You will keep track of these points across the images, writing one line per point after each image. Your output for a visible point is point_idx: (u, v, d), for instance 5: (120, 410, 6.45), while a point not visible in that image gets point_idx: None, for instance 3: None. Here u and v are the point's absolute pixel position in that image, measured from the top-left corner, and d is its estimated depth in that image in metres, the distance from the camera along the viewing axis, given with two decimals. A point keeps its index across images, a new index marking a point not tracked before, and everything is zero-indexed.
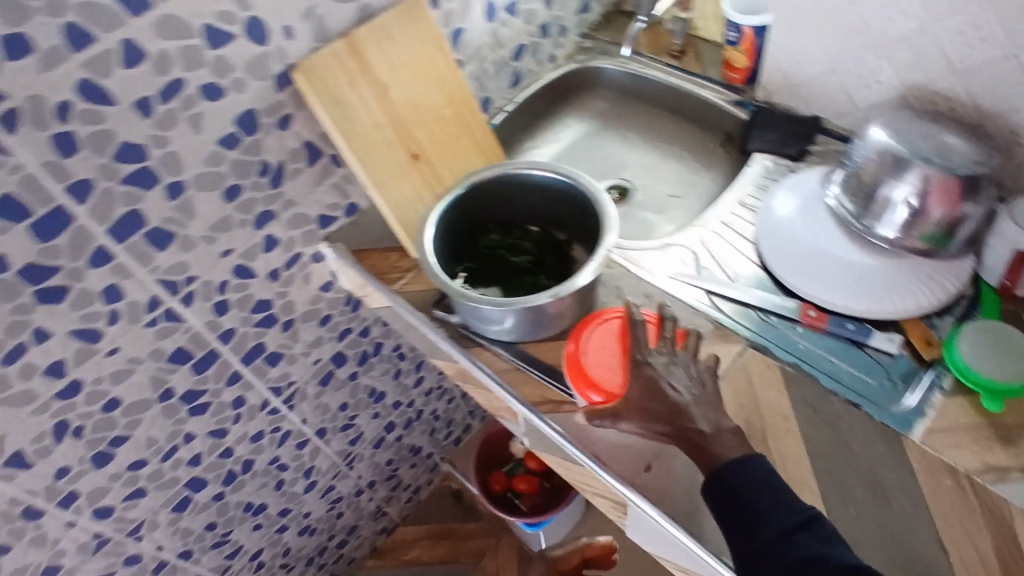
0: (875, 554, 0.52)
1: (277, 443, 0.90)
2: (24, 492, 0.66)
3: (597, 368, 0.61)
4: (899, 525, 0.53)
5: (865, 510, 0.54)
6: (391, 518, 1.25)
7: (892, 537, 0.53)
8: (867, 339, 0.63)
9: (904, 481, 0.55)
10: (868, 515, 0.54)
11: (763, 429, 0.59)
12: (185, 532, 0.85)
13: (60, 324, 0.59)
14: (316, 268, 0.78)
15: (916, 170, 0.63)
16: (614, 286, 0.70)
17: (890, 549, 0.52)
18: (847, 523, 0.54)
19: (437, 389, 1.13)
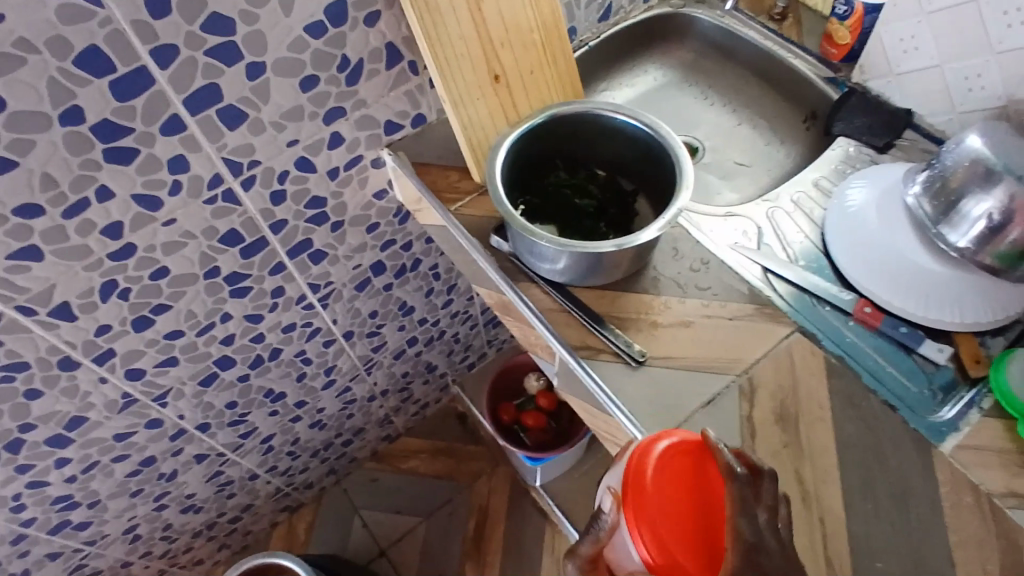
0: (883, 555, 0.54)
1: (305, 338, 0.91)
2: (63, 342, 0.67)
3: (667, 522, 0.46)
4: (913, 533, 0.54)
5: (882, 511, 0.55)
6: (397, 427, 1.29)
7: (903, 542, 0.54)
8: (917, 345, 0.62)
9: (927, 492, 0.56)
10: (884, 518, 0.55)
11: (796, 414, 0.59)
12: (207, 406, 0.88)
13: (124, 185, 0.60)
14: (374, 174, 0.77)
15: (1004, 185, 0.61)
16: (672, 245, 0.69)
17: (898, 553, 0.54)
18: (863, 521, 0.55)
19: (463, 313, 1.13)
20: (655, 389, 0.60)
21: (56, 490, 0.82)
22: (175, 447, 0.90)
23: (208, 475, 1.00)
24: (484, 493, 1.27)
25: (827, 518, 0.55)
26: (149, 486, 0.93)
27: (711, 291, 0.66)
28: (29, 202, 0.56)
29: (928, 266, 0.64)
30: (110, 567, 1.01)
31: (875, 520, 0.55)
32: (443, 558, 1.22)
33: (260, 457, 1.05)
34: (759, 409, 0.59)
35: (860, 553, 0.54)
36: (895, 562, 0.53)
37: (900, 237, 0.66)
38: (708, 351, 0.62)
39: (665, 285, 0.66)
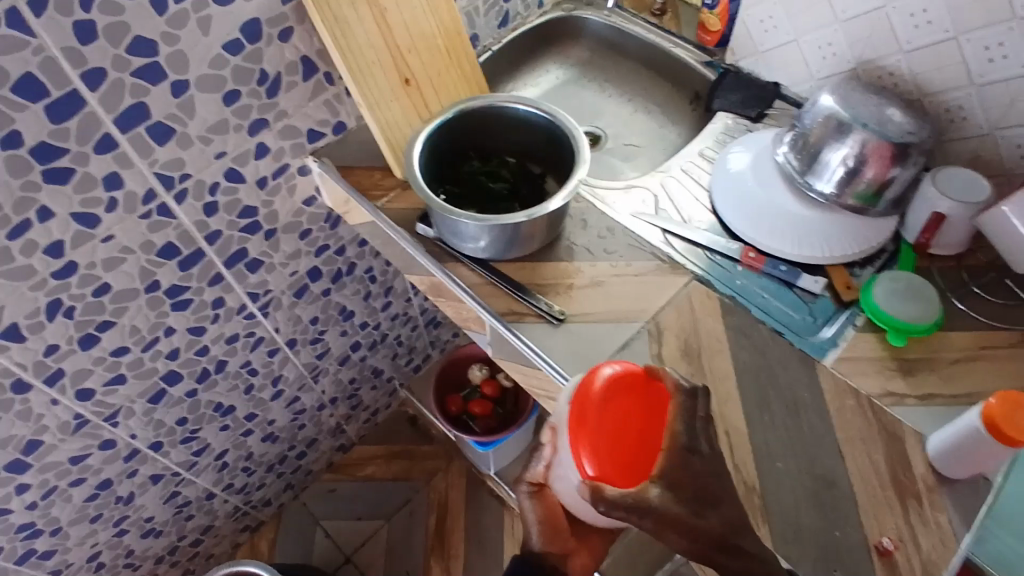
0: (784, 455, 0.62)
1: (250, 348, 0.95)
2: (14, 365, 0.70)
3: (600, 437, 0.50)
4: (807, 436, 0.63)
5: (779, 420, 0.64)
6: (350, 436, 1.32)
7: (799, 442, 0.62)
8: (796, 280, 0.72)
9: (815, 401, 0.65)
10: (782, 426, 0.63)
11: (699, 348, 0.67)
12: (158, 423, 0.90)
13: (63, 205, 0.63)
14: (301, 181, 0.82)
15: (856, 134, 0.71)
16: (581, 218, 0.76)
17: (794, 451, 0.62)
18: (763, 430, 0.63)
19: (403, 315, 1.18)
20: (576, 342, 0.67)
21: (17, 519, 0.83)
22: (130, 468, 0.91)
23: (165, 497, 1.01)
24: (442, 489, 1.31)
25: (734, 430, 0.63)
26: (109, 511, 0.93)
27: (618, 254, 0.73)
28: None
29: (800, 212, 0.74)
30: None
31: (774, 428, 0.63)
32: (407, 557, 1.25)
33: (215, 475, 1.07)
34: (667, 348, 0.67)
35: (765, 455, 0.62)
36: (793, 459, 0.62)
37: (774, 191, 0.76)
38: (620, 304, 0.69)
39: (578, 252, 0.74)
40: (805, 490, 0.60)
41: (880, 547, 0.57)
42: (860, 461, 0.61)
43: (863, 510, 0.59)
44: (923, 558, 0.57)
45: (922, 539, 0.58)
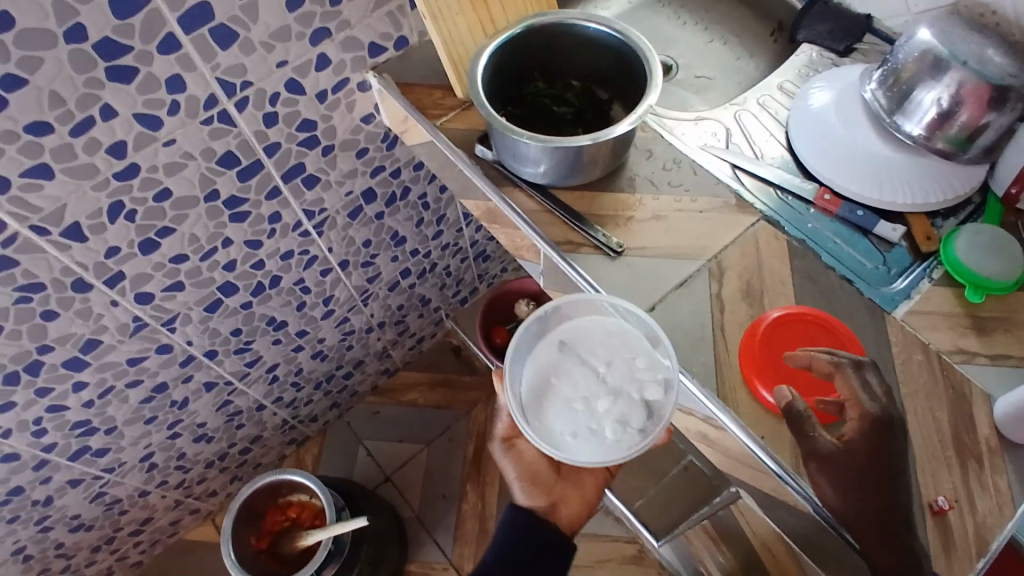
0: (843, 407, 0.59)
1: (303, 266, 0.96)
2: (76, 264, 0.72)
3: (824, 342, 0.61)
4: (890, 453, 0.57)
5: (870, 442, 0.57)
6: (395, 362, 1.35)
7: (885, 459, 0.57)
8: (873, 227, 0.68)
9: (903, 408, 0.59)
10: (869, 445, 0.57)
11: (761, 291, 0.64)
12: (213, 332, 0.93)
13: (126, 105, 0.63)
14: (360, 97, 0.80)
15: (953, 72, 0.66)
16: (646, 148, 0.73)
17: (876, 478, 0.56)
18: (849, 458, 0.56)
19: (453, 245, 1.18)
20: (633, 276, 0.65)
21: (75, 415, 0.87)
22: (185, 374, 0.95)
23: (218, 404, 1.05)
24: (481, 419, 1.33)
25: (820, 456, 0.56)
26: (163, 414, 0.98)
27: (683, 188, 0.70)
28: (38, 119, 0.60)
29: (885, 154, 0.69)
30: (128, 496, 1.06)
31: (859, 448, 0.56)
32: (445, 481, 1.29)
33: (266, 386, 1.10)
34: (727, 288, 0.64)
35: (850, 485, 0.55)
36: (879, 484, 0.56)
37: (857, 129, 0.71)
38: (680, 241, 0.67)
39: (641, 184, 0.71)
40: (886, 518, 0.55)
41: (934, 506, 0.55)
42: (930, 432, 0.58)
43: (919, 467, 0.57)
44: (977, 522, 0.55)
45: (979, 503, 0.55)
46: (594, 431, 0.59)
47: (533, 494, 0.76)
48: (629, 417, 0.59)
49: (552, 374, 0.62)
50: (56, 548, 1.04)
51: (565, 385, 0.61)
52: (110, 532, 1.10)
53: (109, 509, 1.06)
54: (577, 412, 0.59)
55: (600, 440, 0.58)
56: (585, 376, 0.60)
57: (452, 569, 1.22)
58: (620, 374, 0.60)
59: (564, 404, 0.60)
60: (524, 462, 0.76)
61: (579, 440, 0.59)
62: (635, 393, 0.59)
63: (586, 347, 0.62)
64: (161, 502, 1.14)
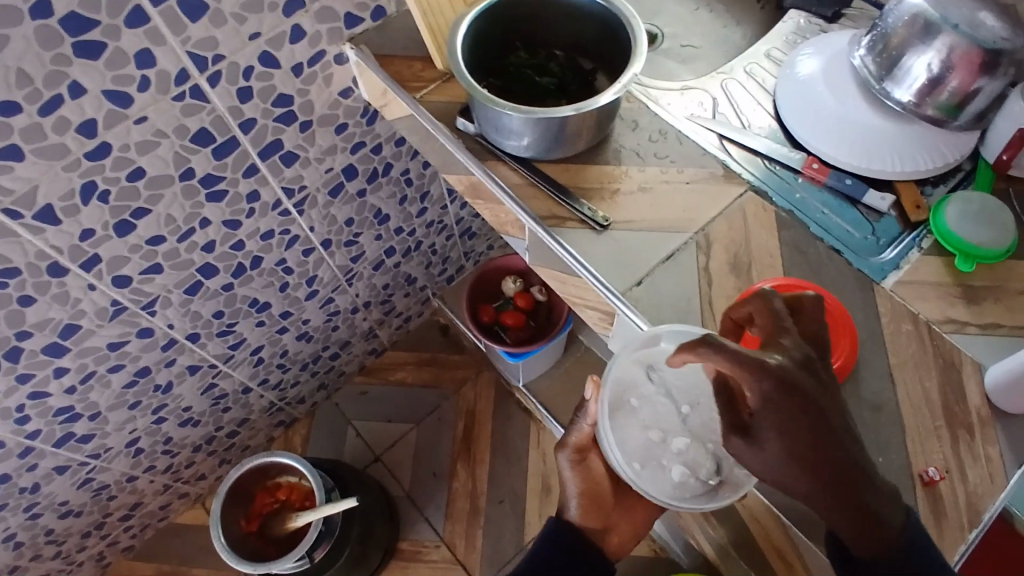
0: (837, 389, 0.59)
1: (285, 246, 0.94)
2: (50, 247, 0.70)
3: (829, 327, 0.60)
4: (807, 421, 0.49)
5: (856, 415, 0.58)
6: (382, 342, 1.33)
7: (801, 428, 0.49)
8: (861, 196, 0.67)
9: (920, 409, 0.58)
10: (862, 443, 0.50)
11: (748, 264, 0.64)
12: (195, 315, 0.91)
13: (95, 82, 0.61)
14: (338, 70, 0.78)
15: (943, 37, 0.64)
16: (632, 119, 0.72)
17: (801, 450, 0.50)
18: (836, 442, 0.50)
19: (438, 223, 1.16)
20: (620, 249, 0.64)
21: (57, 401, 0.85)
22: (168, 357, 0.93)
23: (203, 387, 1.03)
24: (472, 398, 1.33)
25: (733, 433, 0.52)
26: (147, 399, 0.96)
27: (669, 159, 0.69)
28: (6, 99, 0.57)
29: (870, 121, 0.68)
30: (116, 482, 1.05)
31: (766, 423, 0.50)
32: (434, 459, 1.28)
33: (251, 369, 1.09)
34: (715, 260, 0.63)
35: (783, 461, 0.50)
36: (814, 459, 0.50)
37: (843, 96, 0.70)
38: (666, 213, 0.66)
39: (626, 156, 0.69)
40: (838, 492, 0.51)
41: (925, 477, 0.56)
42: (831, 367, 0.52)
43: (908, 437, 0.58)
44: (968, 492, 0.56)
45: (969, 472, 0.56)
46: (662, 465, 0.58)
47: (587, 513, 0.74)
48: (698, 466, 0.58)
49: (632, 395, 0.59)
50: (45, 535, 1.03)
51: (645, 409, 0.59)
52: (99, 517, 1.09)
53: (97, 494, 1.04)
54: (652, 441, 0.58)
55: (665, 477, 0.58)
56: (669, 409, 0.59)
57: (444, 546, 1.22)
58: (703, 419, 0.58)
59: (641, 430, 0.59)
60: (588, 476, 0.73)
61: (647, 472, 0.58)
62: (712, 447, 0.58)
63: (677, 381, 0.59)
64: (150, 487, 1.13)
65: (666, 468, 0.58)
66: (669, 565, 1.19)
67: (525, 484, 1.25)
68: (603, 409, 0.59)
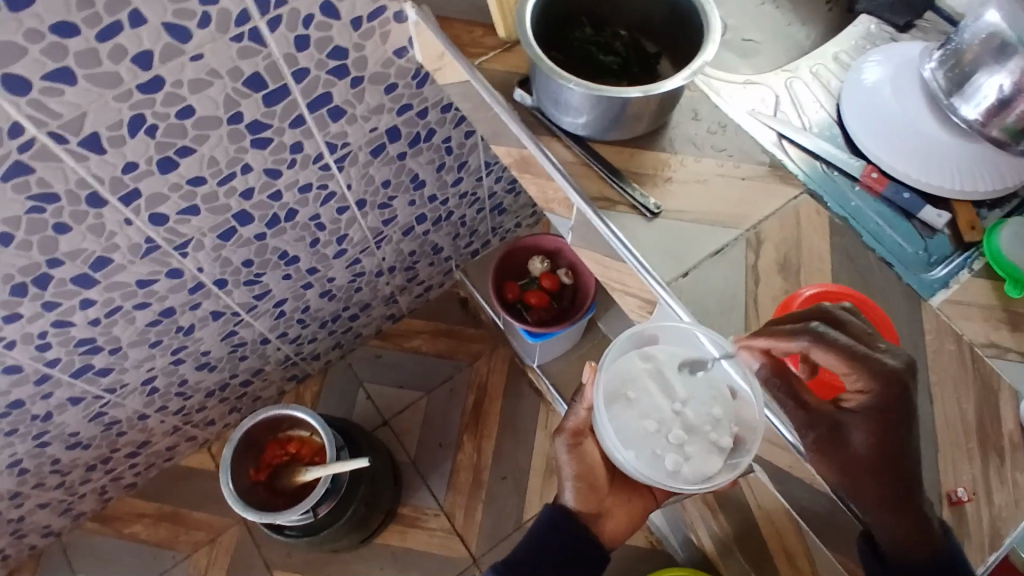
0: None
1: (321, 201, 0.93)
2: (91, 177, 0.70)
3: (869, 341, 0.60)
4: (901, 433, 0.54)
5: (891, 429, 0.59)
6: (401, 308, 1.33)
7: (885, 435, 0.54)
8: (917, 211, 0.66)
9: (952, 428, 0.58)
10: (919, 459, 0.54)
11: (797, 267, 0.63)
12: (225, 261, 0.91)
13: (155, 13, 0.60)
14: (395, 28, 0.76)
15: (1019, 58, 0.62)
16: (691, 108, 0.70)
17: (883, 456, 0.54)
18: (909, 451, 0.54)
19: (471, 194, 1.16)
20: (669, 238, 0.63)
21: (80, 333, 0.86)
22: (193, 301, 0.93)
23: (224, 334, 1.03)
24: (484, 372, 1.33)
25: (827, 424, 0.56)
26: (168, 339, 0.96)
27: (727, 152, 0.68)
28: (64, 20, 0.56)
29: (936, 134, 0.67)
30: (128, 418, 1.06)
31: (864, 417, 0.55)
32: (442, 430, 1.29)
33: (272, 321, 1.09)
34: (764, 259, 0.63)
35: (841, 461, 0.56)
36: (873, 476, 0.54)
37: (911, 107, 0.68)
38: (718, 206, 0.65)
39: (682, 144, 0.68)
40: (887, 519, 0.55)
41: (952, 497, 0.56)
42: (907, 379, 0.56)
43: (941, 456, 0.57)
44: (994, 514, 0.56)
45: (997, 496, 0.56)
46: (657, 454, 0.63)
47: (583, 498, 0.76)
48: (693, 460, 0.62)
49: (630, 387, 0.64)
50: (52, 464, 1.04)
51: (643, 400, 0.64)
52: (106, 452, 1.10)
53: (108, 429, 1.05)
54: (650, 431, 0.63)
55: (660, 464, 0.62)
56: (663, 402, 0.63)
57: (443, 516, 1.23)
58: (696, 413, 0.63)
59: (637, 419, 0.63)
60: (583, 461, 0.76)
61: (643, 460, 0.62)
62: (708, 438, 0.62)
63: (672, 371, 0.63)
64: (159, 427, 1.13)
65: (662, 455, 0.63)
66: (663, 557, 1.20)
67: (529, 463, 1.26)
68: (599, 397, 0.64)
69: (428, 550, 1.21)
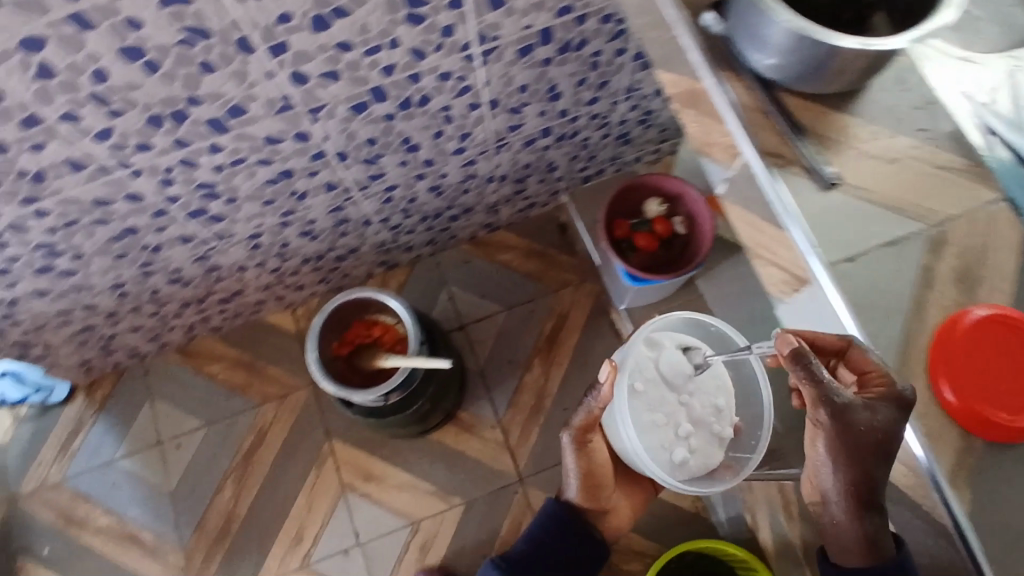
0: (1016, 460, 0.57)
1: (455, 93, 0.89)
2: (245, 22, 0.65)
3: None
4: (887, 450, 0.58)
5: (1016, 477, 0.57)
6: (500, 219, 1.31)
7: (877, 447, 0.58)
8: None
9: None
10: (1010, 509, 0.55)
11: (976, 280, 0.59)
12: (351, 135, 0.89)
13: None
14: None
15: None
16: (898, 77, 0.61)
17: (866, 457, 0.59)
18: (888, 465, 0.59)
19: (602, 117, 1.09)
20: (841, 215, 0.58)
21: (203, 176, 0.86)
22: (312, 168, 0.93)
23: (331, 207, 1.04)
24: (567, 303, 1.31)
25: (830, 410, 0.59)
26: (281, 200, 0.97)
27: (926, 134, 0.60)
28: None
29: None
30: (228, 266, 1.09)
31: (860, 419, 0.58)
32: (515, 348, 1.29)
33: (378, 204, 1.08)
34: (944, 264, 0.59)
35: (835, 445, 0.61)
36: (856, 468, 0.61)
37: None
38: (903, 195, 0.59)
39: (877, 113, 0.60)
40: (855, 504, 0.63)
41: None
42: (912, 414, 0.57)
43: None
44: None
45: None
46: (665, 447, 0.84)
47: (587, 498, 0.92)
48: (693, 452, 0.85)
49: (642, 385, 0.85)
50: (152, 293, 1.08)
51: (656, 405, 0.85)
52: (202, 293, 1.14)
53: (208, 272, 1.09)
54: (662, 430, 0.84)
55: (668, 456, 0.84)
56: (670, 396, 0.86)
57: (499, 429, 1.24)
58: (697, 402, 0.86)
59: (648, 417, 0.85)
60: (589, 464, 0.90)
61: (655, 455, 0.83)
62: (707, 429, 0.86)
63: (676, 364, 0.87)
64: (253, 281, 1.17)
65: (668, 447, 0.84)
66: None
67: None
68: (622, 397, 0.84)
69: (478, 458, 1.23)
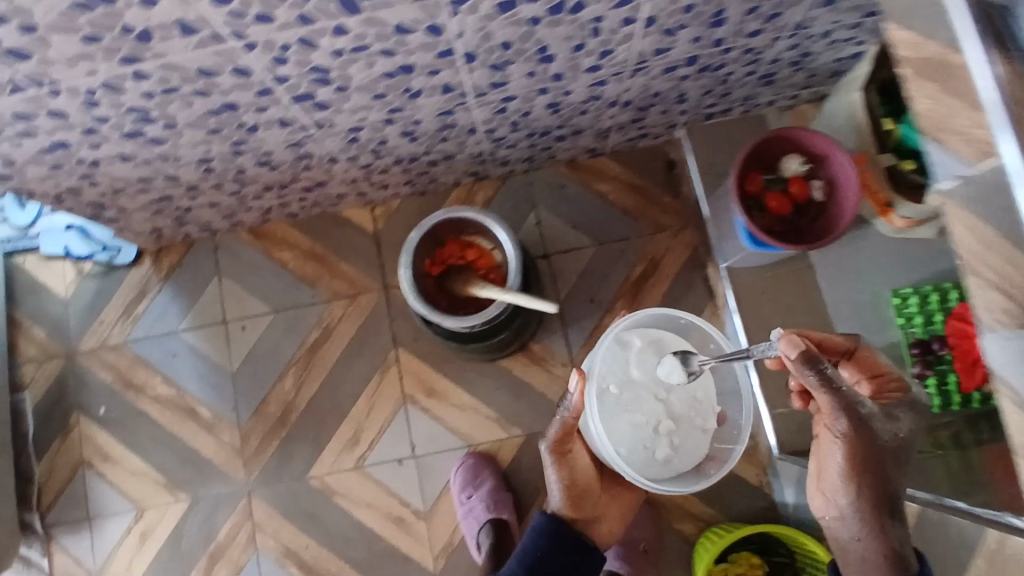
0: None
1: (614, 5, 0.76)
2: None
3: None
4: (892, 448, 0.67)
5: None
6: (605, 146, 1.19)
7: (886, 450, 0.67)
8: None
9: None
10: None
11: None
12: (486, 36, 0.78)
13: None
14: None
15: None
16: None
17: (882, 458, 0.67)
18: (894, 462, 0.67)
19: (756, 53, 0.95)
20: None
21: (319, 59, 0.76)
22: (434, 66, 0.82)
23: (441, 110, 0.94)
24: (661, 248, 1.22)
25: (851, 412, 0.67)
26: (393, 95, 0.87)
27: None
28: None
29: None
30: (319, 156, 1.01)
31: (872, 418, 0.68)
32: (598, 287, 1.21)
33: (490, 114, 0.98)
34: None
35: (857, 449, 0.67)
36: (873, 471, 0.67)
37: None
38: None
39: None
40: (875, 521, 0.66)
41: None
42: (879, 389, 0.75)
43: None
44: None
45: None
46: (646, 448, 0.90)
47: (577, 507, 0.87)
48: (673, 451, 0.91)
49: (614, 388, 0.91)
50: (237, 172, 1.01)
51: (632, 408, 0.90)
52: (286, 179, 1.07)
53: (298, 159, 1.01)
54: (640, 432, 0.90)
55: (649, 456, 0.90)
56: (647, 398, 0.91)
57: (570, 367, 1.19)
58: (675, 402, 0.91)
59: (624, 420, 0.90)
60: (570, 473, 0.86)
61: (634, 459, 0.89)
62: (687, 426, 0.91)
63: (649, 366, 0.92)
64: (340, 174, 1.09)
65: (650, 449, 0.90)
66: None
67: None
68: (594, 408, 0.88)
69: (544, 394, 1.19)
